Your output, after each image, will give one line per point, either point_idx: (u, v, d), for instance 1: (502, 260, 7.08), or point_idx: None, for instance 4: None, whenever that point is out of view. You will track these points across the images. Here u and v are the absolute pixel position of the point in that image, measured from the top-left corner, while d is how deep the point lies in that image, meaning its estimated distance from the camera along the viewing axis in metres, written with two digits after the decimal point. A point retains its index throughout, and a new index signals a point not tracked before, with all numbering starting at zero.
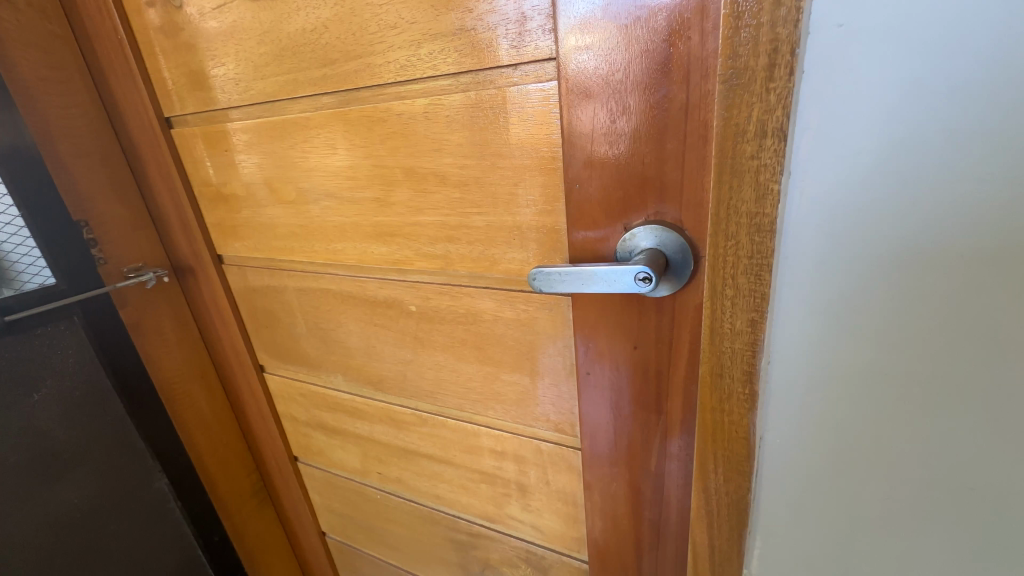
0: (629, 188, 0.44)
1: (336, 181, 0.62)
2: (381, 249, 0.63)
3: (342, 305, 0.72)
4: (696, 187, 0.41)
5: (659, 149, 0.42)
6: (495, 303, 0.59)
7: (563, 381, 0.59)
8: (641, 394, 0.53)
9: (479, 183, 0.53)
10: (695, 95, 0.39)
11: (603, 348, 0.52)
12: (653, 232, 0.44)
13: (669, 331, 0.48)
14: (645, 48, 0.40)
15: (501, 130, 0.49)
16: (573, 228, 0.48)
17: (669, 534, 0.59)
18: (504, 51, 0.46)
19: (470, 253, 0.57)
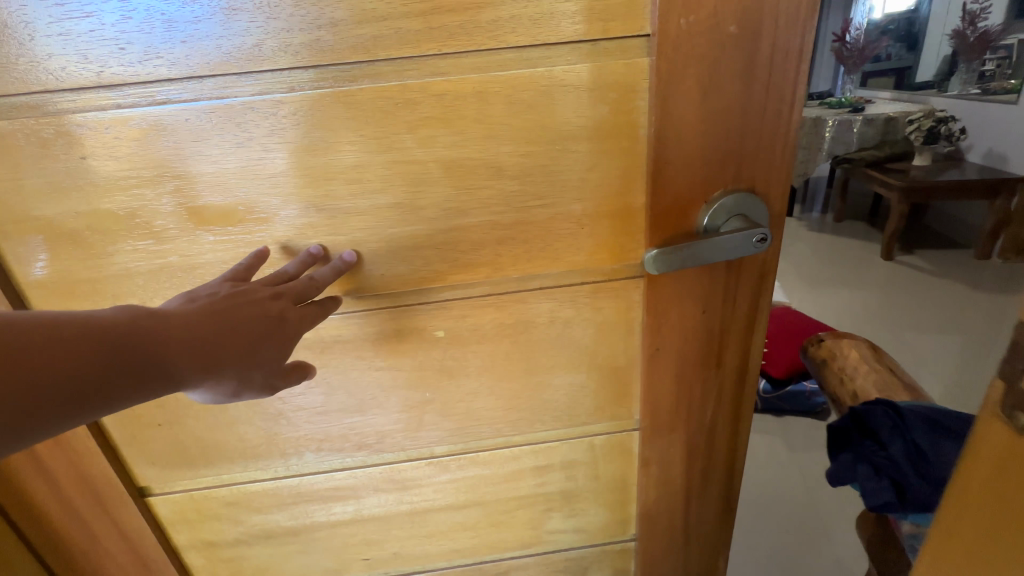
0: (712, 162, 0.47)
1: (326, 187, 0.46)
2: (400, 271, 0.50)
3: (323, 355, 0.54)
4: (771, 156, 0.47)
5: (742, 123, 0.45)
6: (553, 302, 0.54)
7: (623, 368, 0.58)
8: (704, 357, 0.57)
9: (546, 172, 0.47)
10: (778, 72, 0.44)
11: (674, 319, 0.55)
12: (741, 199, 0.48)
13: (732, 290, 0.54)
14: (741, 23, 0.42)
15: (578, 110, 0.45)
16: (657, 208, 0.49)
17: (716, 474, 0.66)
18: (589, 25, 0.42)
19: (526, 253, 0.51)
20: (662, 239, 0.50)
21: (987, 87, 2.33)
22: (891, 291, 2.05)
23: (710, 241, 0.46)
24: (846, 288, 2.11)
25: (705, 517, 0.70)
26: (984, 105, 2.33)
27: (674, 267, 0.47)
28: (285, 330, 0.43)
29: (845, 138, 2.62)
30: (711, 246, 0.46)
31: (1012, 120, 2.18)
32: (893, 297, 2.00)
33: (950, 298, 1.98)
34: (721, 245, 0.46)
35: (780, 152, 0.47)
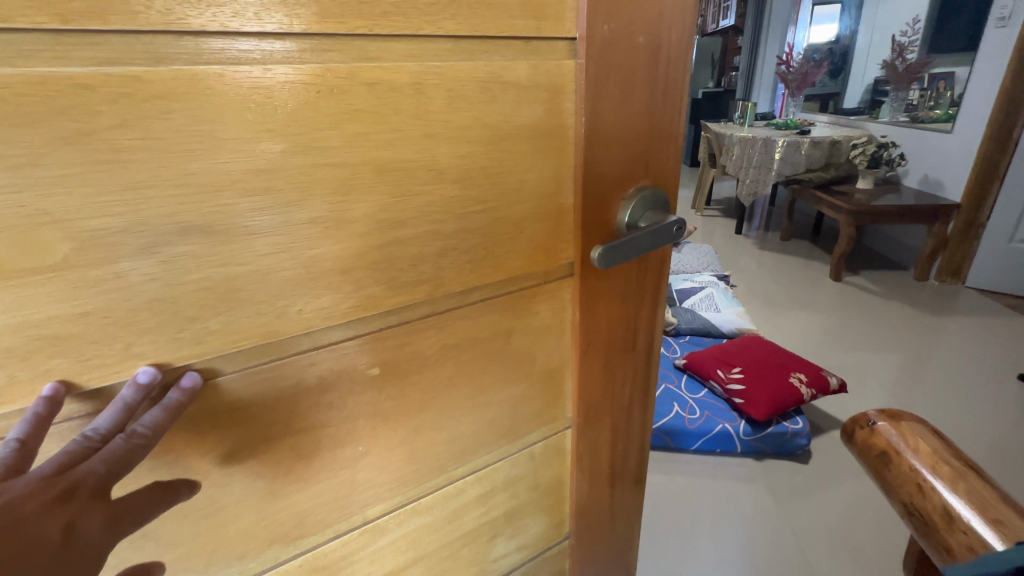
0: (628, 161, 0.50)
1: (217, 200, 0.33)
2: (322, 302, 0.40)
3: (224, 430, 0.39)
4: (667, 155, 0.53)
5: (650, 125, 0.50)
6: (492, 313, 0.50)
7: (557, 368, 0.59)
8: (622, 343, 0.61)
9: (486, 175, 0.44)
10: (671, 82, 0.50)
11: (602, 312, 0.57)
12: (656, 192, 0.53)
13: (643, 278, 0.59)
14: (648, 35, 0.46)
15: (514, 109, 0.43)
16: (588, 207, 0.50)
17: (632, 451, 0.72)
18: (523, 22, 0.41)
19: (468, 265, 0.46)
20: (594, 236, 0.51)
21: (915, 116, 2.69)
22: (838, 310, 2.17)
23: (637, 237, 0.50)
24: (805, 310, 2.19)
25: (626, 495, 0.75)
26: (917, 132, 2.62)
27: (610, 264, 0.49)
28: (73, 552, 0.31)
29: (793, 158, 2.75)
30: (637, 242, 0.50)
31: (940, 145, 2.47)
32: (847, 319, 2.10)
33: (905, 315, 2.11)
34: (645, 239, 0.51)
35: (671, 151, 0.53)
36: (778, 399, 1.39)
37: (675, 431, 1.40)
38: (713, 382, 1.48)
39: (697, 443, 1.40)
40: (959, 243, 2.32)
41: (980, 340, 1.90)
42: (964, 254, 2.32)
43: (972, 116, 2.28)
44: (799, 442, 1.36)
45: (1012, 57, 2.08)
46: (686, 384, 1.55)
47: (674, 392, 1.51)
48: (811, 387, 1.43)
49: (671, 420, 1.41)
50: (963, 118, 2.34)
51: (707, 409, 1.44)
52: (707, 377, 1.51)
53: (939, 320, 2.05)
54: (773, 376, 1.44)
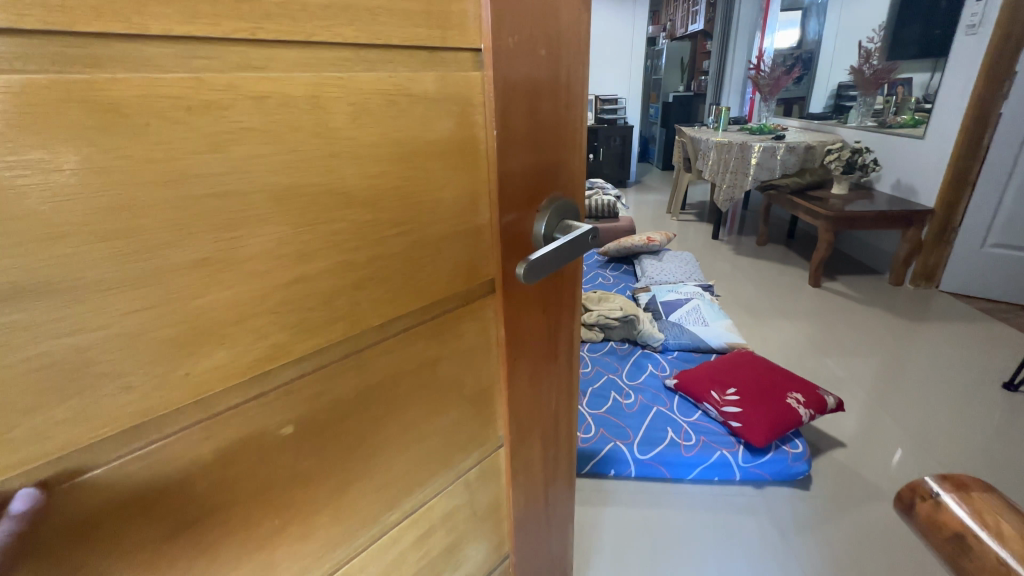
0: (540, 176, 0.50)
1: (47, 248, 0.25)
2: (216, 361, 0.33)
3: (93, 543, 0.30)
4: (572, 167, 0.54)
5: (556, 138, 0.51)
6: (417, 343, 0.47)
7: (487, 389, 0.57)
8: (546, 351, 0.61)
9: (400, 195, 0.40)
10: (572, 95, 0.51)
11: (526, 326, 0.56)
12: (563, 203, 0.53)
13: (559, 286, 0.59)
14: (548, 49, 0.46)
15: (423, 124, 0.40)
16: (506, 223, 0.49)
17: (561, 454, 0.73)
18: (424, 32, 0.38)
19: (386, 294, 0.42)
20: (515, 252, 0.51)
21: (884, 121, 2.96)
22: (817, 323, 2.45)
23: (563, 244, 0.49)
24: (791, 321, 2.47)
25: (560, 497, 0.76)
26: (885, 137, 2.85)
27: (541, 275, 0.48)
28: None
29: (769, 163, 3.01)
30: (565, 249, 0.49)
31: (912, 152, 2.63)
32: (828, 332, 2.37)
33: (877, 327, 2.38)
34: (571, 246, 0.50)
35: (575, 163, 0.55)
36: (777, 423, 1.38)
37: (671, 461, 1.37)
38: (707, 405, 1.48)
39: (693, 474, 1.36)
40: (932, 247, 2.50)
41: (939, 356, 2.13)
42: (937, 258, 2.51)
43: (943, 123, 2.43)
44: (799, 467, 1.34)
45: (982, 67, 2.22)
46: (679, 406, 1.55)
47: (667, 416, 1.51)
48: (809, 408, 1.42)
49: (665, 448, 1.40)
50: (934, 125, 2.49)
51: (703, 435, 1.43)
52: (700, 400, 1.51)
53: (912, 333, 2.30)
54: (770, 398, 1.44)
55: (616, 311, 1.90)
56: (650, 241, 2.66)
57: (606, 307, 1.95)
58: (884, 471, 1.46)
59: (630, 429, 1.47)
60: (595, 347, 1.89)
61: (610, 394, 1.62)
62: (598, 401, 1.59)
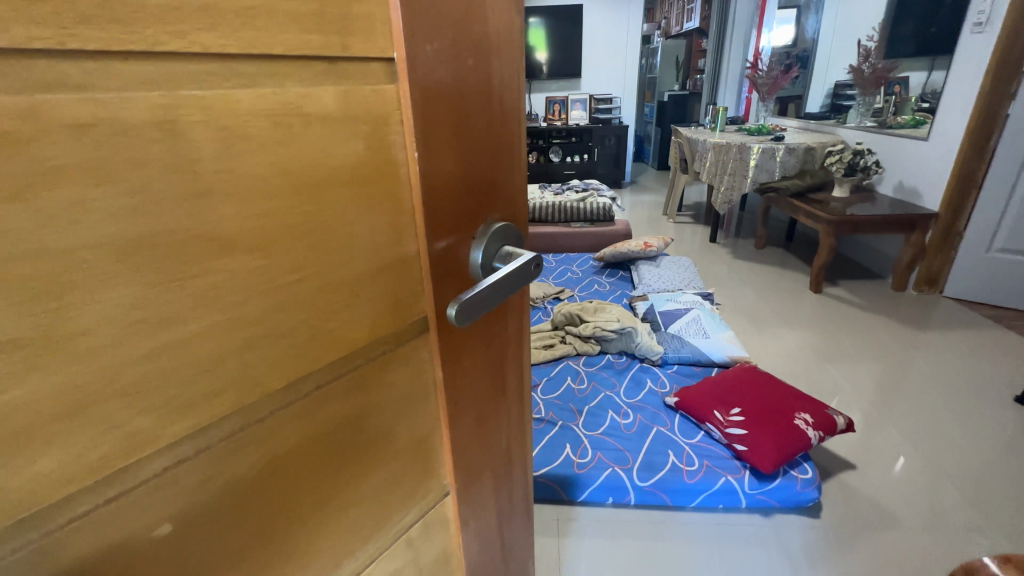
0: (474, 197, 0.43)
1: None
2: (42, 468, 0.25)
3: None
4: (512, 185, 0.47)
5: (492, 155, 0.43)
6: (337, 402, 0.39)
7: (426, 440, 0.49)
8: (493, 388, 0.54)
9: (298, 233, 0.32)
10: (507, 105, 0.44)
11: (467, 365, 0.49)
12: (503, 228, 0.45)
13: (503, 316, 0.52)
14: (477, 50, 0.38)
15: (325, 148, 0.32)
16: (437, 255, 0.41)
17: (516, 492, 0.66)
18: (324, 36, 0.30)
19: (288, 352, 0.34)
20: (448, 288, 0.43)
21: (881, 120, 2.91)
22: (819, 331, 2.38)
23: (503, 275, 0.42)
24: (790, 331, 2.39)
25: (517, 534, 0.69)
26: (886, 137, 2.80)
27: (478, 313, 0.40)
28: None
29: (768, 164, 2.94)
30: (506, 280, 0.42)
31: (916, 152, 2.56)
32: (830, 339, 2.31)
33: (881, 334, 2.31)
34: (513, 277, 0.43)
35: (513, 179, 0.47)
36: (784, 448, 1.31)
37: (673, 488, 1.30)
38: (709, 425, 1.42)
39: (695, 502, 1.30)
40: (937, 252, 2.43)
41: (946, 361, 2.09)
42: (942, 264, 2.44)
43: (948, 123, 2.36)
44: (807, 494, 1.27)
45: (990, 66, 2.14)
46: (680, 426, 1.48)
47: (667, 438, 1.44)
48: (817, 429, 1.35)
49: (668, 475, 1.33)
50: (937, 127, 2.42)
51: (705, 459, 1.36)
52: (703, 420, 1.44)
53: (915, 337, 2.25)
54: (774, 421, 1.37)
55: (613, 323, 1.84)
56: (647, 247, 2.60)
57: (602, 318, 1.89)
58: (894, 496, 1.43)
59: (629, 453, 1.39)
60: (590, 360, 1.82)
61: (607, 413, 1.55)
62: (593, 422, 1.52)
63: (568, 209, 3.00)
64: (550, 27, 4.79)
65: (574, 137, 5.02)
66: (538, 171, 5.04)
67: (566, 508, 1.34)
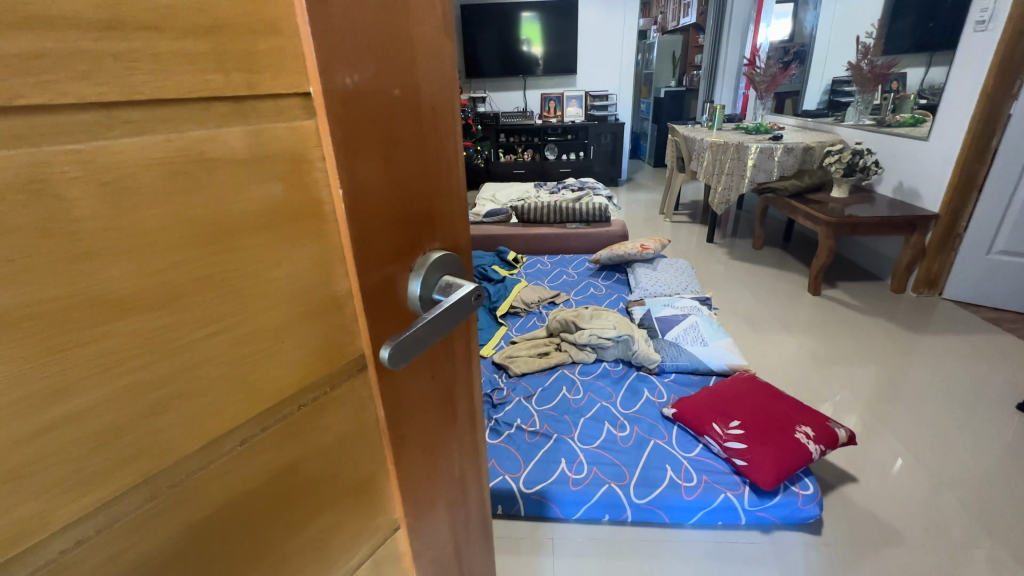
0: (411, 227, 0.39)
1: None
2: None
3: None
4: (452, 211, 0.44)
5: (428, 182, 0.40)
6: (265, 453, 0.36)
7: (372, 479, 0.46)
8: (443, 419, 0.51)
9: (206, 283, 0.30)
10: (443, 127, 0.40)
11: (413, 399, 0.45)
12: (443, 257, 0.42)
13: (450, 342, 0.49)
14: (406, 70, 0.35)
15: (233, 193, 0.30)
16: (373, 292, 0.37)
17: (474, 518, 0.63)
18: (226, 76, 0.28)
19: (204, 410, 0.32)
20: (386, 326, 0.39)
21: (880, 118, 2.88)
22: (816, 334, 2.35)
23: (443, 308, 0.39)
24: (788, 334, 2.36)
25: (477, 559, 0.66)
26: (884, 136, 2.76)
27: (416, 352, 0.37)
28: None
29: (766, 164, 2.89)
30: (447, 314, 0.39)
31: (916, 153, 2.52)
32: (828, 342, 2.29)
33: (878, 336, 2.29)
34: (455, 309, 0.40)
35: (454, 203, 0.44)
36: (785, 462, 1.27)
37: (671, 505, 1.27)
38: (709, 439, 1.38)
39: (694, 518, 1.27)
40: (937, 254, 2.40)
41: (944, 364, 2.07)
42: (941, 266, 2.41)
43: (948, 123, 2.32)
44: (808, 510, 1.24)
45: (993, 65, 2.10)
46: (679, 439, 1.44)
47: (665, 451, 1.40)
48: (818, 443, 1.32)
49: (665, 491, 1.29)
50: (939, 127, 2.38)
51: (704, 474, 1.32)
52: (701, 432, 1.41)
53: (912, 340, 2.23)
54: (774, 433, 1.33)
55: (609, 330, 1.81)
56: (644, 249, 2.55)
57: (599, 325, 1.86)
58: (896, 511, 1.40)
59: (626, 468, 1.36)
60: (586, 367, 1.78)
61: (603, 424, 1.51)
62: (589, 434, 1.47)
63: (564, 210, 2.95)
64: (546, 23, 4.71)
65: (571, 135, 4.97)
66: (534, 169, 4.99)
67: (562, 526, 1.31)
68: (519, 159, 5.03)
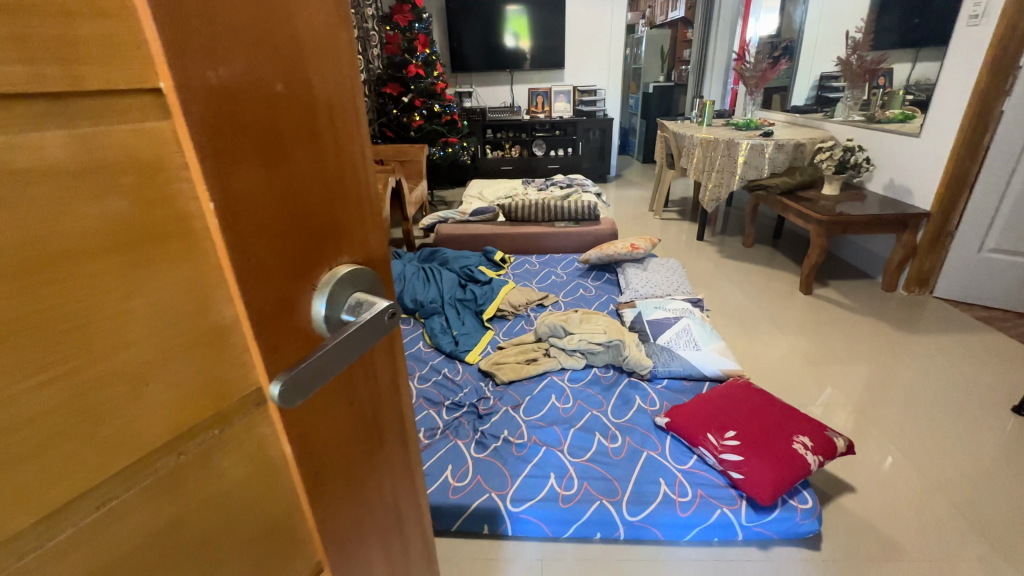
0: (311, 244, 0.34)
1: None
2: None
3: None
4: (366, 221, 0.38)
5: (330, 189, 0.34)
6: (138, 526, 0.29)
7: (284, 519, 0.39)
8: (366, 445, 0.46)
9: (21, 325, 0.23)
10: (348, 126, 0.35)
11: (328, 432, 0.40)
12: (354, 273, 0.37)
13: (371, 365, 0.44)
14: (290, 62, 0.29)
15: (54, 209, 0.22)
16: (268, 322, 0.32)
17: (413, 544, 0.59)
18: (42, 68, 0.21)
19: (35, 481, 0.25)
20: (286, 355, 0.34)
21: (869, 114, 2.85)
22: (808, 334, 2.31)
23: (344, 336, 0.35)
24: (780, 334, 2.31)
25: None
26: (875, 132, 2.72)
27: (305, 393, 0.33)
28: None
29: (756, 161, 2.85)
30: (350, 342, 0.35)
31: (907, 149, 2.49)
32: (821, 342, 2.25)
33: (869, 335, 2.27)
34: (360, 336, 0.35)
35: (370, 213, 0.39)
36: (784, 476, 1.22)
37: (664, 522, 1.22)
38: (704, 450, 1.33)
39: (690, 535, 1.22)
40: (928, 252, 2.38)
41: (936, 363, 2.05)
42: (932, 264, 2.39)
43: (939, 120, 2.29)
44: (808, 525, 1.19)
45: (985, 61, 2.07)
46: (672, 450, 1.38)
47: (658, 463, 1.34)
48: (817, 454, 1.27)
49: (660, 506, 1.23)
50: (930, 123, 2.34)
51: (699, 489, 1.27)
52: (696, 443, 1.35)
53: (904, 339, 2.20)
54: (772, 444, 1.28)
55: (599, 335, 1.75)
56: (634, 248, 2.49)
57: (588, 329, 1.80)
58: (895, 521, 1.36)
59: (618, 482, 1.30)
60: (575, 374, 1.72)
61: (594, 434, 1.45)
62: (579, 447, 1.41)
63: (551, 208, 2.88)
64: (533, 16, 4.61)
65: (559, 130, 4.91)
66: (522, 166, 4.91)
67: (552, 546, 1.25)
68: (506, 156, 4.94)
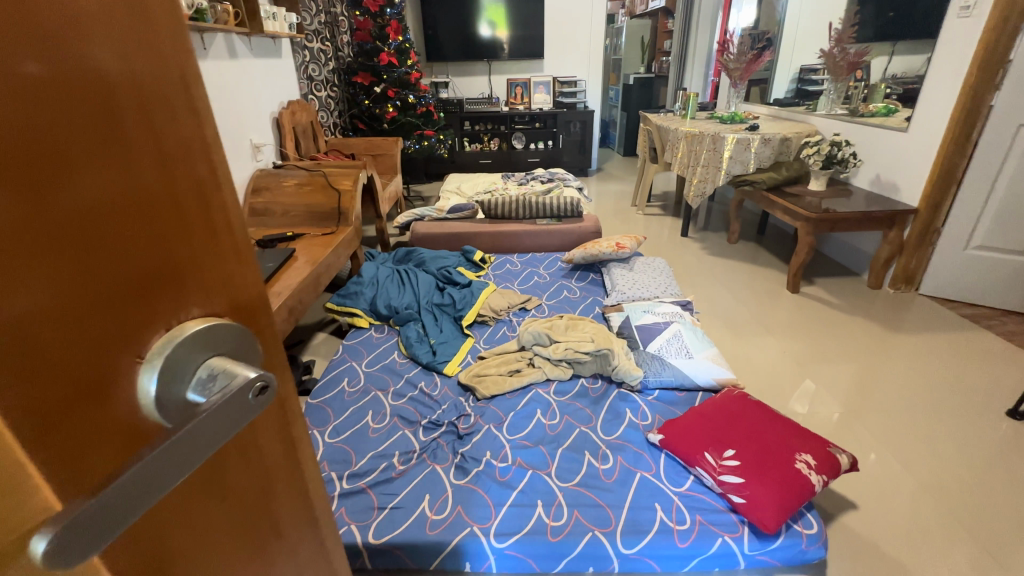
0: (125, 298, 0.24)
1: None
2: None
3: None
4: (216, 261, 0.29)
5: (146, 220, 0.25)
6: None
7: None
8: (257, 548, 0.35)
9: None
10: (171, 135, 0.25)
11: (188, 550, 0.29)
12: (201, 336, 0.27)
13: (251, 443, 0.33)
14: (61, 38, 0.20)
15: None
16: (52, 421, 0.22)
17: None
18: None
19: None
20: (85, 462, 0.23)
21: (852, 108, 2.80)
22: (798, 334, 2.24)
23: (186, 429, 0.25)
24: (770, 334, 2.25)
25: None
26: (861, 128, 2.66)
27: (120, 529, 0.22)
28: None
29: (742, 157, 2.78)
30: (196, 433, 0.25)
31: (895, 145, 2.44)
32: (811, 341, 2.19)
33: (858, 333, 2.22)
34: (207, 427, 0.25)
35: (227, 244, 0.29)
36: (787, 500, 1.13)
37: (661, 554, 1.12)
38: (701, 471, 1.24)
39: (689, 566, 1.13)
40: (915, 249, 2.34)
41: (926, 362, 2.01)
42: (919, 261, 2.36)
43: (928, 115, 2.25)
44: (813, 552, 1.12)
45: (975, 54, 2.02)
46: (667, 470, 1.29)
47: (653, 486, 1.25)
48: (820, 473, 1.19)
49: (657, 536, 1.13)
50: (918, 117, 2.30)
51: (697, 515, 1.18)
52: (693, 464, 1.26)
53: (894, 338, 2.16)
54: (774, 464, 1.19)
55: (587, 344, 1.64)
56: (619, 248, 2.38)
57: (575, 338, 1.69)
58: (899, 537, 1.30)
59: (611, 510, 1.19)
60: (561, 387, 1.61)
61: (584, 455, 1.35)
62: (568, 469, 1.30)
63: (532, 205, 2.76)
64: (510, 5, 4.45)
65: (539, 123, 4.79)
66: (500, 159, 4.77)
67: None
68: (484, 148, 4.79)
